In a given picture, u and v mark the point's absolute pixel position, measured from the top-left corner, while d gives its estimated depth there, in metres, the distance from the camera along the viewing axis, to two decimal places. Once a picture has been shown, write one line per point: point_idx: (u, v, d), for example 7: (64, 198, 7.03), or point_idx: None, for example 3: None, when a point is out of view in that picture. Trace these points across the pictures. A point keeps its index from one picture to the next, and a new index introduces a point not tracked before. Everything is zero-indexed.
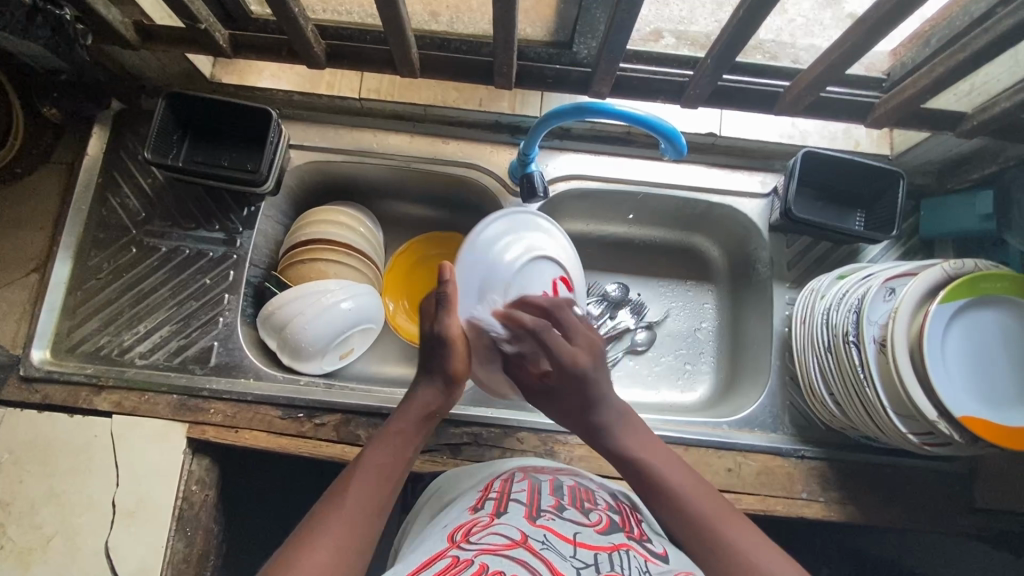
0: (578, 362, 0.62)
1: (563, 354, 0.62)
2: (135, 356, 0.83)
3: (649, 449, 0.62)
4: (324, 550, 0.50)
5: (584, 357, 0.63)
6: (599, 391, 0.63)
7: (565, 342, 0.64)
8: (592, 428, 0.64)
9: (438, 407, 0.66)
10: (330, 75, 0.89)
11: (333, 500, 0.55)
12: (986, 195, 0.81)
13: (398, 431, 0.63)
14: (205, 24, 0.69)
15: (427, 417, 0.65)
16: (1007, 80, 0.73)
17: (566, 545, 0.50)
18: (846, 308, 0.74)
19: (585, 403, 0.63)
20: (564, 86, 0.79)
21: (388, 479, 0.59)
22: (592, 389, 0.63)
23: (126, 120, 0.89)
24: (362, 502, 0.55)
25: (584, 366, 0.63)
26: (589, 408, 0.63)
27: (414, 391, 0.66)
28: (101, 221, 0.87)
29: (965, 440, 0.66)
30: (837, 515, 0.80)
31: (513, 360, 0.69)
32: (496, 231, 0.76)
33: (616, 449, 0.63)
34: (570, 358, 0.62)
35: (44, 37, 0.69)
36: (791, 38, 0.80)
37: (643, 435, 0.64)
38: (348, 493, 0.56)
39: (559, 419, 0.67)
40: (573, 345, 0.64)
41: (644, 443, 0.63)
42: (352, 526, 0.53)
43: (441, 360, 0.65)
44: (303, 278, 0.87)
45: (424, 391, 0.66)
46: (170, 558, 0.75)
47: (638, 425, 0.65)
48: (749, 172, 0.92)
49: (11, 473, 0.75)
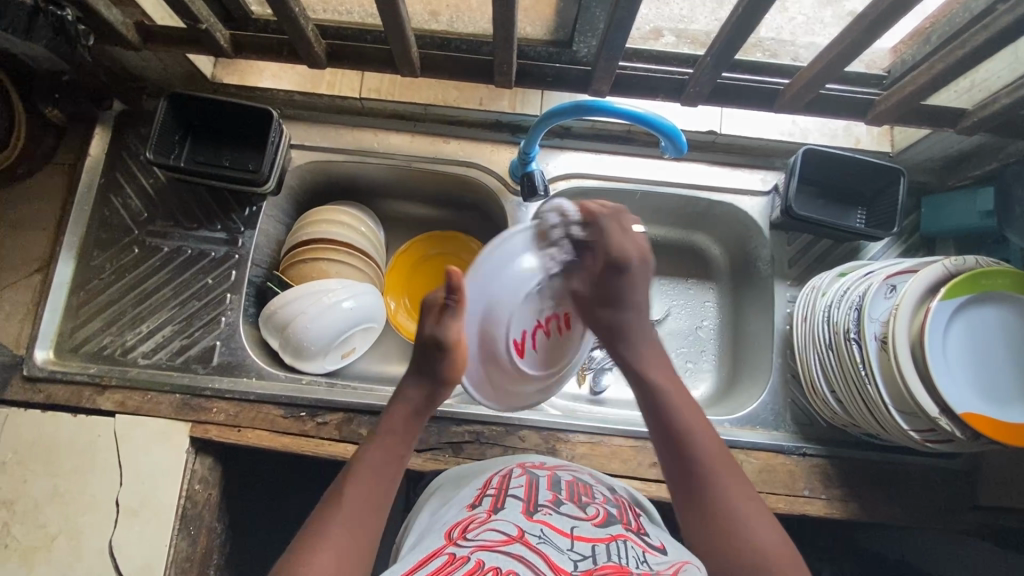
0: (626, 255, 0.65)
1: (616, 245, 0.65)
2: (138, 355, 0.83)
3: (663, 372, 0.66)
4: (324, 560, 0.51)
5: (634, 254, 0.66)
6: (631, 298, 0.67)
7: (622, 235, 0.66)
8: (614, 331, 0.67)
9: (426, 405, 0.65)
10: (331, 74, 0.89)
11: (329, 508, 0.55)
12: (986, 192, 0.81)
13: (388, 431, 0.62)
14: (206, 24, 0.69)
15: (416, 415, 0.64)
16: (1006, 76, 0.73)
17: (563, 539, 0.50)
18: (847, 305, 0.74)
19: (617, 303, 0.66)
20: (563, 86, 0.79)
21: (382, 482, 0.59)
22: (631, 286, 0.66)
23: (128, 121, 0.89)
24: (358, 508, 0.55)
25: (631, 261, 0.66)
26: (619, 304, 0.66)
27: (402, 390, 0.65)
28: (103, 221, 0.87)
29: (965, 437, 0.67)
30: (839, 512, 0.80)
31: (574, 248, 0.69)
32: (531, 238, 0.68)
33: (632, 362, 0.67)
34: (619, 250, 0.65)
35: (46, 39, 0.69)
36: (792, 36, 0.80)
37: (662, 358, 0.68)
38: (344, 500, 0.56)
39: (587, 317, 0.69)
40: (628, 237, 0.67)
41: (666, 372, 0.66)
42: (349, 532, 0.54)
43: (433, 361, 0.63)
44: (304, 277, 0.87)
45: (410, 390, 0.65)
46: (173, 556, 0.75)
47: (659, 348, 0.68)
48: (750, 170, 0.92)
49: (15, 472, 0.76)
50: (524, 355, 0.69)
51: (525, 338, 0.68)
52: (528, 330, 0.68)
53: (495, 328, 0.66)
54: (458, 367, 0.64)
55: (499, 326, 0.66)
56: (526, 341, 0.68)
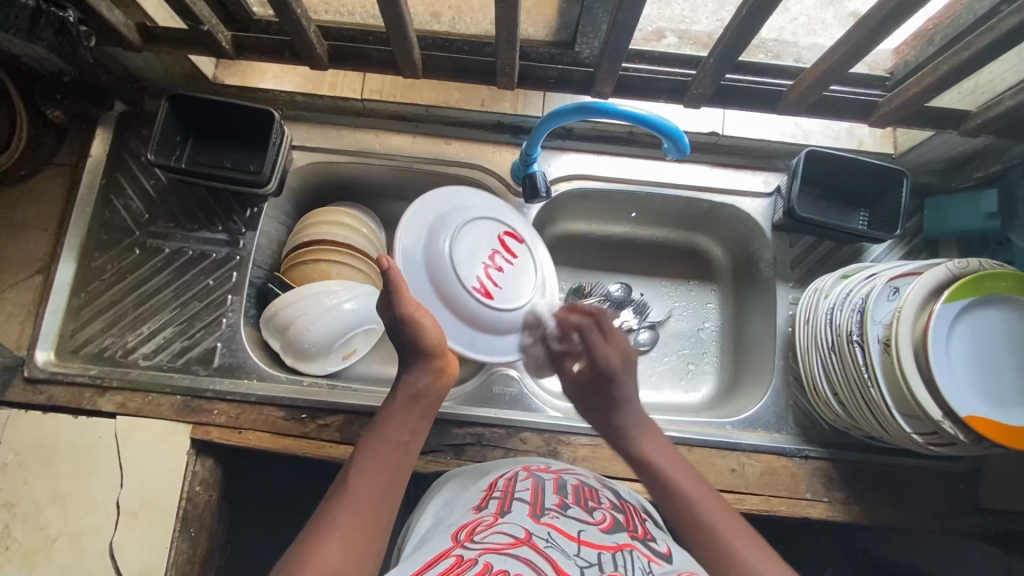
0: (614, 369, 0.72)
1: (600, 355, 0.73)
2: (139, 357, 0.83)
3: (667, 458, 0.65)
4: (333, 543, 0.51)
5: (615, 358, 0.73)
6: (628, 403, 0.71)
7: (603, 341, 0.74)
8: (614, 429, 0.70)
9: (425, 389, 0.66)
10: (332, 76, 0.89)
11: (338, 494, 0.56)
12: (990, 194, 0.81)
13: (390, 418, 0.63)
14: (208, 25, 0.69)
15: (417, 400, 0.65)
16: (1010, 78, 0.72)
17: (570, 544, 0.50)
18: (850, 308, 0.74)
19: (613, 404, 0.71)
20: (566, 87, 0.79)
21: (388, 465, 0.59)
22: (619, 387, 0.72)
23: (129, 122, 0.89)
24: (365, 492, 0.56)
25: (616, 368, 0.72)
26: (612, 405, 0.71)
27: (403, 378, 0.67)
28: (105, 223, 0.87)
29: (969, 439, 0.66)
30: (841, 515, 0.80)
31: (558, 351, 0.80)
32: (425, 218, 0.80)
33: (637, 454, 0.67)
34: (603, 356, 0.73)
35: (48, 40, 0.69)
36: (792, 37, 0.80)
37: (664, 447, 0.67)
38: (350, 485, 0.56)
39: (593, 422, 0.74)
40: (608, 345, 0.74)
41: (666, 454, 0.66)
42: (358, 513, 0.54)
43: (410, 339, 0.67)
44: (305, 278, 0.87)
45: (410, 376, 0.67)
46: (175, 558, 0.75)
47: (659, 436, 0.69)
48: (752, 171, 0.92)
49: (16, 474, 0.76)
50: (487, 295, 0.80)
51: (483, 282, 0.81)
52: (479, 275, 0.80)
53: (442, 264, 0.78)
54: (434, 338, 0.68)
55: (445, 262, 0.78)
56: (484, 283, 0.81)
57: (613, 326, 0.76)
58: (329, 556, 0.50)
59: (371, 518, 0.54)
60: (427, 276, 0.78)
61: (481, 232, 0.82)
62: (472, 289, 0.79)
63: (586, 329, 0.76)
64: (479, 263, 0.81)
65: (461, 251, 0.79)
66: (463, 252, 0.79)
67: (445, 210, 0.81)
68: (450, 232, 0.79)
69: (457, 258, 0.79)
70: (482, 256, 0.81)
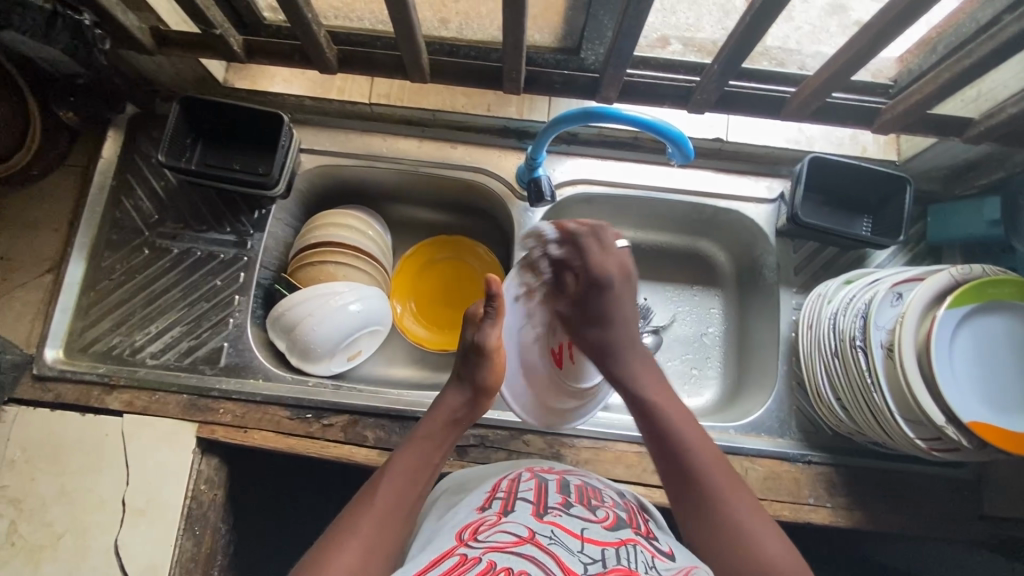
0: (603, 275, 0.71)
1: (595, 265, 0.71)
2: (146, 355, 0.84)
3: (658, 389, 0.68)
4: (351, 550, 0.53)
5: (614, 271, 0.72)
6: (617, 322, 0.71)
7: (601, 255, 0.72)
8: (597, 347, 0.71)
9: (463, 413, 0.68)
10: (341, 80, 0.90)
11: (362, 501, 0.58)
12: (993, 201, 0.81)
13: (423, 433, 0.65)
14: (220, 29, 0.70)
15: (454, 421, 0.68)
16: (1013, 86, 0.73)
17: (574, 540, 0.50)
18: (853, 313, 0.74)
19: (603, 319, 0.71)
20: (572, 92, 0.79)
21: (417, 478, 0.61)
22: (614, 303, 0.71)
23: (140, 125, 0.91)
24: (389, 503, 0.58)
25: (612, 277, 0.71)
26: (606, 319, 0.71)
27: (441, 398, 0.69)
28: (115, 223, 0.88)
29: (973, 445, 0.66)
30: (844, 521, 0.80)
31: (553, 266, 0.76)
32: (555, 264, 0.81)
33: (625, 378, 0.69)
34: (597, 269, 0.71)
35: (64, 42, 0.70)
36: (797, 44, 0.81)
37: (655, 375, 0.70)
38: (376, 494, 0.58)
39: (574, 330, 0.74)
40: (609, 253, 0.72)
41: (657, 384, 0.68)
42: (380, 521, 0.56)
43: (475, 368, 0.70)
44: (312, 280, 0.88)
45: (451, 396, 0.69)
46: (179, 556, 0.76)
47: (649, 364, 0.70)
48: (756, 177, 0.92)
49: (23, 470, 0.76)
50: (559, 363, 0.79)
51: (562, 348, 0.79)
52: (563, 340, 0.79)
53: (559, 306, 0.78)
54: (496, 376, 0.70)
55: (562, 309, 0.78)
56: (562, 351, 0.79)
57: (614, 240, 0.73)
58: (350, 561, 0.52)
59: (391, 528, 0.56)
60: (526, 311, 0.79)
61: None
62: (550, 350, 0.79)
63: (583, 237, 0.73)
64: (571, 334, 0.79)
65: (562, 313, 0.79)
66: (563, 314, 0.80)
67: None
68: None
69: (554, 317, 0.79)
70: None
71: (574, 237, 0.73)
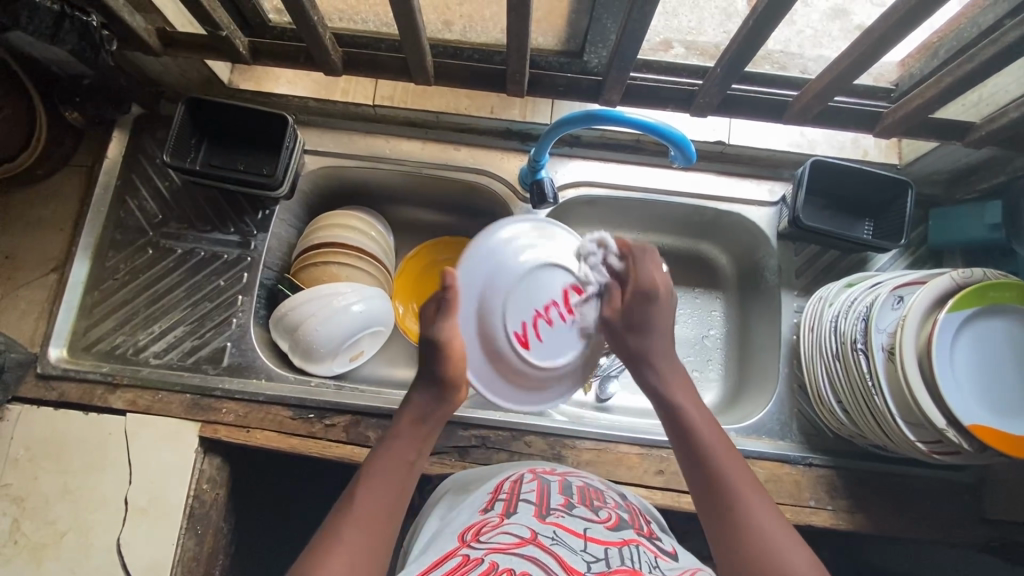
0: (654, 287, 0.71)
1: (645, 277, 0.72)
2: (150, 355, 0.84)
3: (688, 398, 0.68)
4: (337, 560, 0.52)
5: (661, 285, 0.72)
6: (659, 333, 0.71)
7: (654, 269, 0.73)
8: (634, 355, 0.71)
9: (433, 411, 0.67)
10: (345, 82, 0.91)
11: (342, 511, 0.57)
12: (995, 206, 0.81)
13: (396, 439, 0.64)
14: (227, 31, 0.71)
15: (427, 420, 0.67)
16: (1014, 91, 0.73)
17: (576, 540, 0.50)
18: (855, 316, 0.74)
19: (644, 328, 0.71)
20: (575, 94, 0.80)
21: (395, 482, 0.61)
22: (655, 313, 0.71)
23: (145, 125, 0.91)
24: (369, 511, 0.57)
25: (659, 292, 0.71)
26: (644, 328, 0.71)
27: (410, 397, 0.68)
28: (119, 223, 0.88)
29: (973, 448, 0.66)
30: (845, 524, 0.80)
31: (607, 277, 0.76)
32: (506, 241, 0.75)
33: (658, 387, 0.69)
34: (648, 278, 0.72)
35: (71, 44, 0.70)
36: (799, 49, 0.81)
37: (687, 385, 0.69)
38: (356, 503, 0.57)
39: (615, 340, 0.74)
40: (658, 269, 0.73)
41: (690, 397, 0.68)
42: (363, 529, 0.55)
43: (434, 363, 0.67)
44: (315, 281, 0.88)
45: (420, 397, 0.68)
46: (181, 555, 0.76)
47: (682, 376, 0.70)
48: (758, 180, 0.92)
49: (26, 469, 0.77)
50: (525, 345, 0.74)
51: (525, 329, 0.74)
52: (526, 322, 0.74)
53: (507, 282, 0.73)
54: (457, 369, 0.68)
55: (510, 285, 0.73)
56: (527, 332, 0.74)
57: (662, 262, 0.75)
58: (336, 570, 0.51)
59: (374, 536, 0.55)
60: (480, 297, 0.73)
61: (549, 279, 0.75)
62: (514, 335, 0.73)
63: (640, 253, 0.74)
64: (532, 311, 0.74)
65: (519, 292, 0.74)
66: (521, 293, 0.74)
67: (528, 237, 0.76)
68: (520, 267, 0.74)
69: (514, 298, 0.73)
70: (541, 304, 0.74)
71: (630, 251, 0.74)
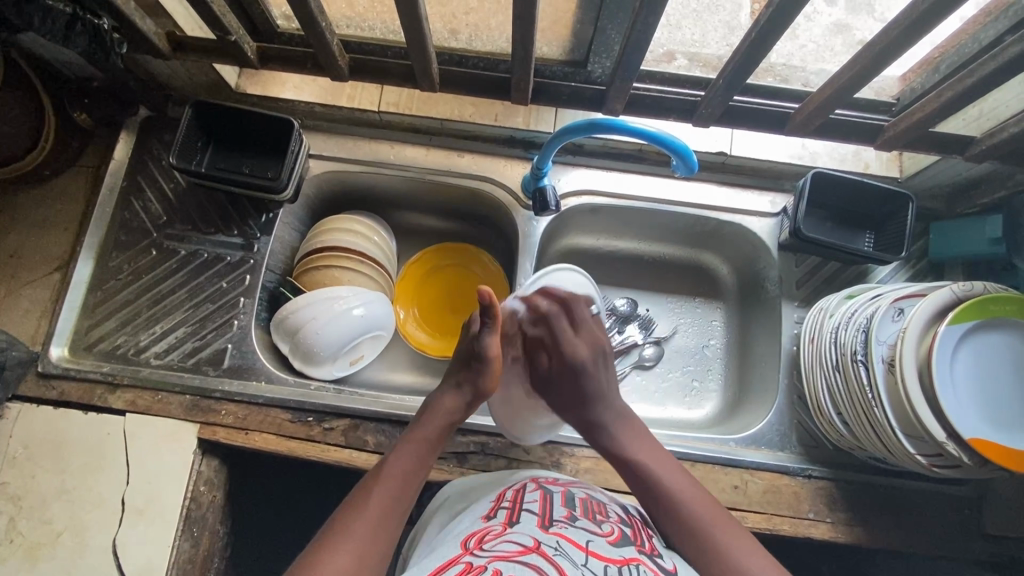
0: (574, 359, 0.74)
1: (570, 347, 0.75)
2: (150, 356, 0.84)
3: (643, 447, 0.69)
4: (347, 552, 0.53)
5: (585, 350, 0.75)
6: (596, 403, 0.73)
7: (571, 334, 0.76)
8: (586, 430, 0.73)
9: (458, 417, 0.69)
10: (351, 87, 0.91)
11: (356, 503, 0.58)
12: (995, 219, 0.82)
13: (416, 437, 0.65)
14: (235, 36, 0.72)
15: (448, 424, 0.68)
16: (1014, 106, 0.74)
17: (579, 553, 0.50)
18: (855, 327, 0.74)
19: (584, 397, 0.73)
20: (578, 103, 0.80)
21: (412, 481, 0.62)
22: (591, 378, 0.74)
23: (152, 127, 0.92)
24: (382, 504, 0.58)
25: (586, 359, 0.74)
26: (585, 396, 0.73)
27: (437, 399, 0.70)
28: (124, 223, 0.89)
29: (974, 462, 0.66)
30: (844, 537, 0.80)
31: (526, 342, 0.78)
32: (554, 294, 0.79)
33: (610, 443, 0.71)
34: (573, 350, 0.75)
35: (82, 45, 0.71)
36: (801, 62, 0.83)
37: (640, 435, 0.71)
38: (371, 495, 0.59)
39: (564, 416, 0.75)
40: (571, 340, 0.75)
41: (642, 442, 0.70)
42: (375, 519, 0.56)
43: (479, 374, 0.69)
44: (316, 285, 0.88)
45: (448, 400, 0.69)
46: (175, 558, 0.76)
47: (635, 425, 0.72)
48: (759, 192, 0.93)
49: (24, 467, 0.77)
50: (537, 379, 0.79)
51: None
52: None
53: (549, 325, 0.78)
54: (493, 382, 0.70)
55: None
56: None
57: (584, 314, 0.78)
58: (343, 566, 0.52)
59: (384, 528, 0.56)
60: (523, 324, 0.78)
61: None
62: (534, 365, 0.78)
63: (555, 318, 0.77)
64: None
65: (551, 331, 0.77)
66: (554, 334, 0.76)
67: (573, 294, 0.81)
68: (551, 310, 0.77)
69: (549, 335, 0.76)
70: None
71: (545, 315, 0.77)
